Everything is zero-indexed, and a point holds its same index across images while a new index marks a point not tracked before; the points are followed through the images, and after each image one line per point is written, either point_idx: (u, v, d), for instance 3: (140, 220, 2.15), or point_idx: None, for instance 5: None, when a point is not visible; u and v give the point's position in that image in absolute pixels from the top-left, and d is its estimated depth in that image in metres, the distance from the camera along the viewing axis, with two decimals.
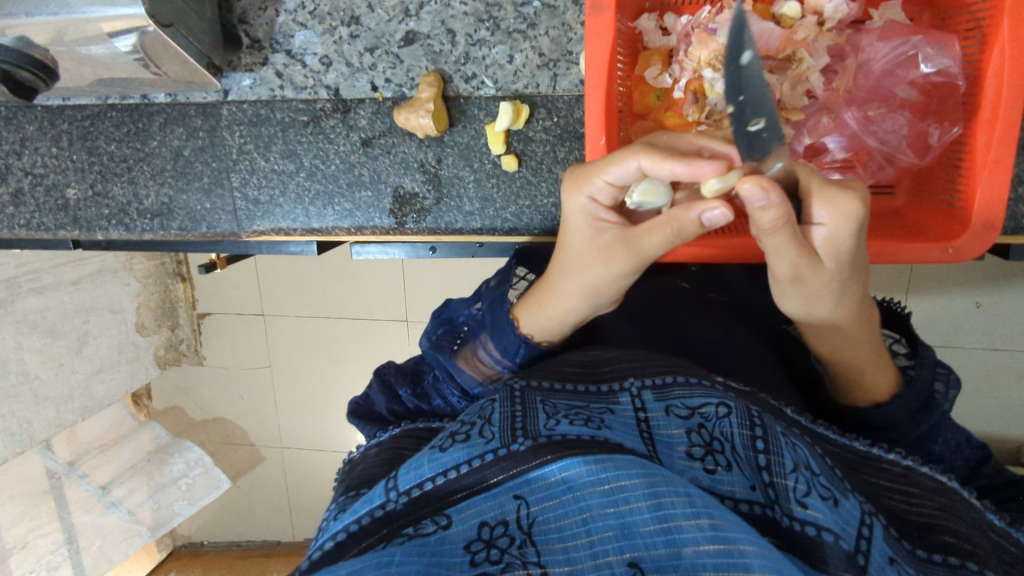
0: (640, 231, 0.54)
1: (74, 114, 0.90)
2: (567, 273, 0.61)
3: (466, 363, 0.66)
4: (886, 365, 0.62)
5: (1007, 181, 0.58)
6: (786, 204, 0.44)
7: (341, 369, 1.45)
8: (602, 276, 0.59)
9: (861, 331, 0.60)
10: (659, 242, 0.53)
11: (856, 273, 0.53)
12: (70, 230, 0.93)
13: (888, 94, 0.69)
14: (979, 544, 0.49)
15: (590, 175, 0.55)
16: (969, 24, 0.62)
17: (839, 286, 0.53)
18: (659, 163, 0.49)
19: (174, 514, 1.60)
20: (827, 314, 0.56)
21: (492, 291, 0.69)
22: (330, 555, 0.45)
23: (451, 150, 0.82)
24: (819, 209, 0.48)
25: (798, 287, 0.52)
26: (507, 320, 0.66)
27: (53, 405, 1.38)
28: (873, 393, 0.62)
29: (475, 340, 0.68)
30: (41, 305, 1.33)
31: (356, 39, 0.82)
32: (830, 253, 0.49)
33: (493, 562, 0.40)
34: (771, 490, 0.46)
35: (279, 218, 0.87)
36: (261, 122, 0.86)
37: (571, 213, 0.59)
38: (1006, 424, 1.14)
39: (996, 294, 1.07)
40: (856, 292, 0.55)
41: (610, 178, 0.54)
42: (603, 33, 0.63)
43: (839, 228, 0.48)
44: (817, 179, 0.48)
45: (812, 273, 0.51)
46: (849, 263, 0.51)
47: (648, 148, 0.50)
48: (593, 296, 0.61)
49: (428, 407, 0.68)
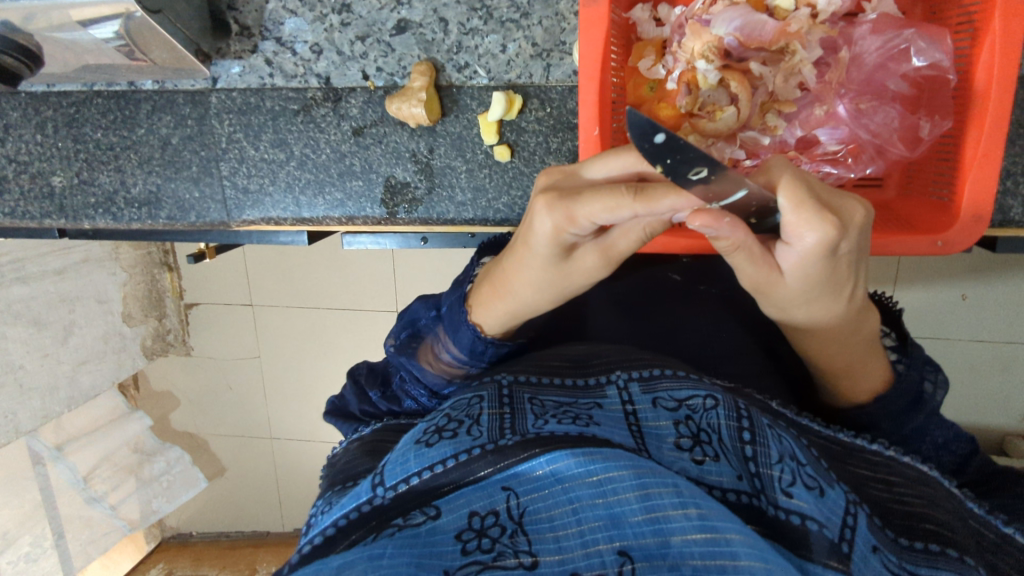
0: (615, 236, 0.52)
1: (59, 100, 0.89)
2: (533, 285, 0.58)
3: (428, 364, 0.66)
4: (873, 369, 0.61)
5: (996, 174, 0.59)
6: (740, 233, 0.45)
7: (331, 360, 1.45)
8: (576, 285, 0.57)
9: (851, 342, 0.58)
10: (629, 242, 0.52)
11: (832, 289, 0.50)
12: (56, 219, 0.91)
13: (880, 88, 0.69)
14: (958, 530, 0.50)
15: (576, 215, 0.49)
16: (961, 18, 0.62)
17: (808, 299, 0.51)
18: (655, 205, 0.45)
19: (155, 511, 1.63)
20: (803, 321, 0.54)
21: (451, 294, 0.69)
22: (319, 548, 0.45)
23: (442, 140, 0.82)
24: (795, 227, 0.43)
25: (775, 299, 0.52)
26: (466, 322, 0.64)
27: (39, 396, 1.36)
28: (854, 395, 0.63)
29: (438, 342, 0.67)
30: (26, 294, 1.30)
31: (347, 26, 0.81)
32: (795, 269, 0.47)
33: (485, 551, 0.41)
34: (757, 479, 0.46)
35: (269, 208, 0.86)
36: (250, 110, 0.85)
37: (544, 243, 0.53)
38: (990, 414, 1.15)
39: (984, 286, 1.08)
40: (836, 309, 0.53)
41: (596, 220, 0.49)
42: (596, 23, 0.63)
43: (810, 251, 0.44)
44: (800, 195, 0.42)
45: (778, 285, 0.49)
46: (818, 282, 0.48)
47: (640, 193, 0.45)
48: (559, 297, 0.60)
49: (399, 408, 0.68)
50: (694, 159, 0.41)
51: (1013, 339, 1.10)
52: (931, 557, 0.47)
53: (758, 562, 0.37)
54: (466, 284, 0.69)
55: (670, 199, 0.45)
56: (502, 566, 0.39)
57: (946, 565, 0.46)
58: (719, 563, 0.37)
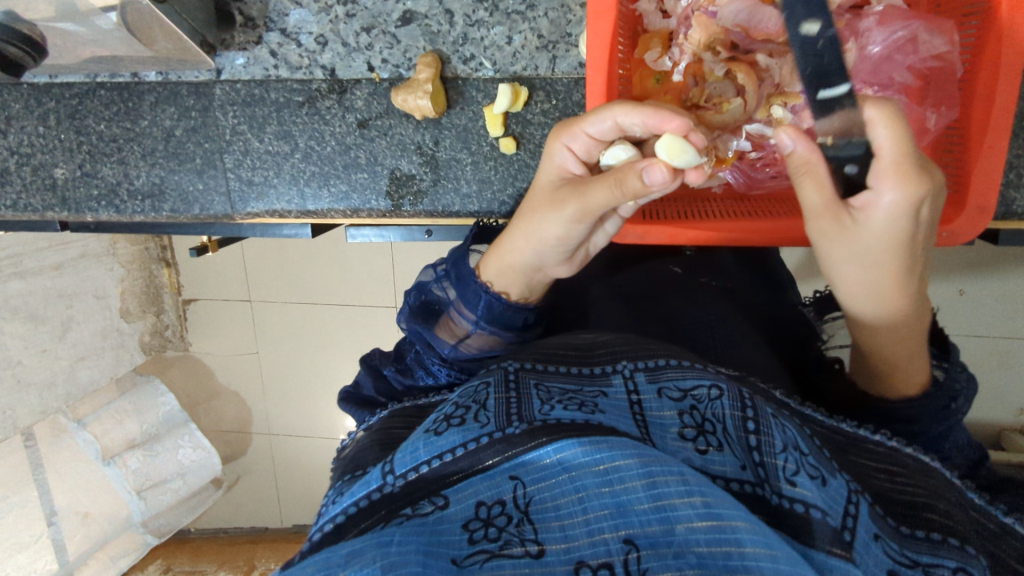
0: (591, 186, 0.56)
1: (61, 91, 0.88)
2: (528, 219, 0.64)
3: (440, 328, 0.68)
4: (922, 361, 0.60)
5: (1001, 164, 0.60)
6: (811, 150, 0.52)
7: (330, 355, 1.45)
8: (556, 226, 0.61)
9: (915, 329, 0.59)
10: (603, 199, 0.55)
11: (911, 260, 0.55)
12: (58, 211, 0.91)
13: (886, 80, 0.66)
14: (959, 520, 0.50)
15: (572, 125, 0.60)
16: (966, 10, 0.63)
17: (890, 270, 0.55)
18: (633, 113, 0.55)
19: (175, 525, 1.61)
20: (875, 315, 0.59)
21: (455, 254, 0.74)
22: (330, 536, 0.45)
23: (448, 132, 0.82)
24: (889, 181, 0.50)
25: (852, 264, 0.55)
26: (470, 273, 0.69)
27: (36, 391, 1.34)
28: (907, 388, 0.61)
29: (445, 304, 0.70)
30: (23, 289, 1.29)
31: (353, 18, 0.81)
32: (884, 229, 0.52)
33: (492, 540, 0.41)
34: (761, 469, 0.46)
35: (273, 200, 0.86)
36: (255, 102, 0.84)
37: (552, 164, 0.63)
38: (986, 408, 1.16)
39: (982, 281, 1.09)
40: (907, 284, 0.56)
41: (589, 131, 0.58)
42: (604, 13, 0.63)
43: (897, 206, 0.50)
44: (895, 149, 0.49)
45: (864, 243, 0.53)
46: (901, 248, 0.53)
47: (627, 103, 0.56)
48: (545, 247, 0.63)
49: (412, 381, 0.68)
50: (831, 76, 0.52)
51: (1011, 334, 1.11)
52: (934, 546, 0.47)
53: (763, 548, 0.38)
54: (471, 251, 0.73)
55: (643, 111, 0.55)
56: (509, 554, 0.40)
57: (948, 553, 0.47)
58: (725, 550, 0.38)
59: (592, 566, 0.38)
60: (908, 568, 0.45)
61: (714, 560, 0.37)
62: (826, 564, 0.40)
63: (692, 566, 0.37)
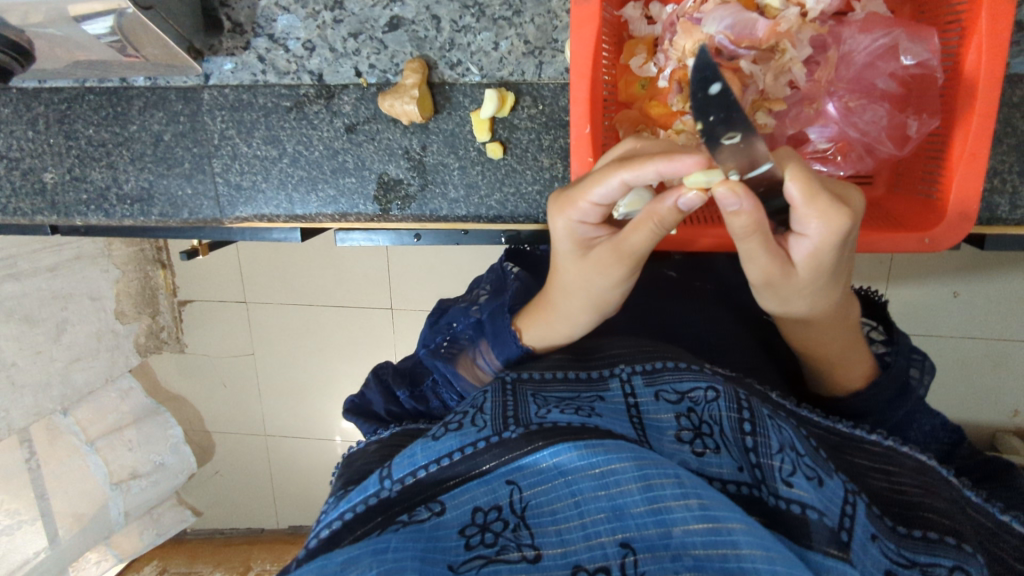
0: (631, 243, 0.54)
1: (50, 97, 0.88)
2: (566, 290, 0.62)
3: (463, 368, 0.67)
4: (862, 355, 0.63)
5: (979, 175, 0.61)
6: (757, 211, 0.46)
7: (325, 356, 1.45)
8: (602, 286, 0.60)
9: (841, 333, 0.61)
10: (649, 242, 0.53)
11: (833, 278, 0.54)
12: (48, 215, 0.91)
13: (869, 86, 0.69)
14: (956, 518, 0.50)
15: (576, 200, 0.55)
16: (948, 18, 0.64)
17: (817, 287, 0.54)
18: (641, 169, 0.49)
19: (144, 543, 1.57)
20: (812, 321, 0.59)
21: (492, 302, 0.70)
22: (326, 543, 0.45)
23: (435, 137, 0.82)
24: (813, 222, 0.47)
25: (771, 291, 0.54)
26: (508, 329, 0.66)
27: (32, 393, 1.34)
28: (846, 383, 0.63)
29: (474, 346, 0.68)
30: (17, 291, 1.28)
31: (340, 23, 0.81)
32: (809, 260, 0.51)
33: (488, 546, 0.42)
34: (757, 470, 0.46)
35: (262, 204, 0.86)
36: (243, 107, 0.85)
37: (562, 237, 0.59)
38: (980, 409, 1.16)
39: (974, 284, 1.09)
40: (832, 297, 0.56)
41: (595, 199, 0.54)
42: (587, 21, 0.63)
43: (824, 240, 0.48)
44: (812, 188, 0.46)
45: (786, 276, 0.52)
46: (825, 272, 0.52)
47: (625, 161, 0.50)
48: (592, 308, 0.62)
49: (426, 409, 0.68)
50: (735, 122, 0.42)
51: (1003, 336, 1.11)
52: (931, 545, 0.47)
53: (760, 549, 0.38)
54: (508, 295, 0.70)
55: (653, 163, 0.48)
56: (506, 559, 0.40)
57: (945, 552, 0.46)
58: (721, 553, 0.38)
59: (589, 569, 0.39)
60: (904, 568, 0.45)
61: (710, 563, 0.38)
62: (823, 565, 0.41)
63: (689, 569, 0.37)
